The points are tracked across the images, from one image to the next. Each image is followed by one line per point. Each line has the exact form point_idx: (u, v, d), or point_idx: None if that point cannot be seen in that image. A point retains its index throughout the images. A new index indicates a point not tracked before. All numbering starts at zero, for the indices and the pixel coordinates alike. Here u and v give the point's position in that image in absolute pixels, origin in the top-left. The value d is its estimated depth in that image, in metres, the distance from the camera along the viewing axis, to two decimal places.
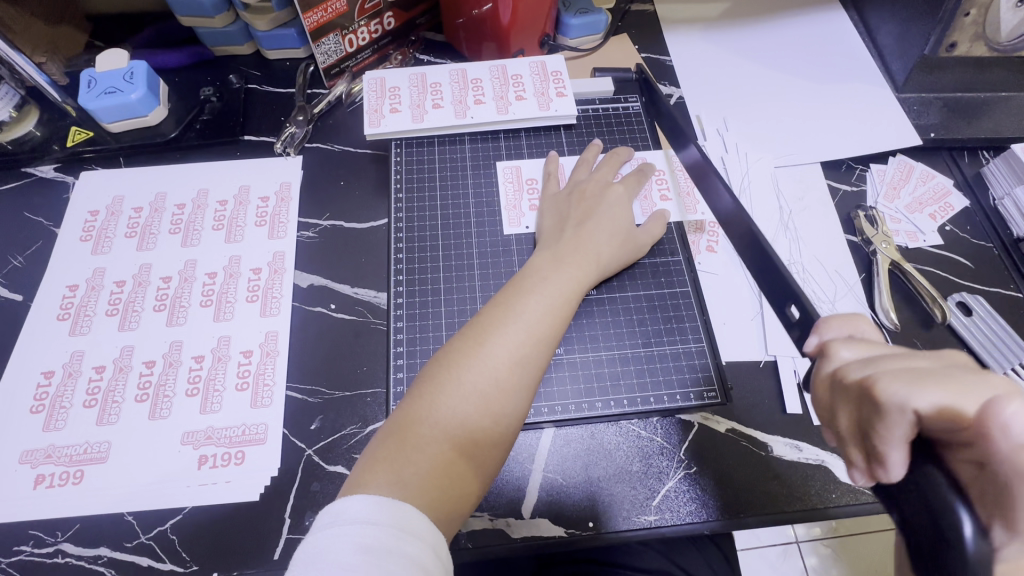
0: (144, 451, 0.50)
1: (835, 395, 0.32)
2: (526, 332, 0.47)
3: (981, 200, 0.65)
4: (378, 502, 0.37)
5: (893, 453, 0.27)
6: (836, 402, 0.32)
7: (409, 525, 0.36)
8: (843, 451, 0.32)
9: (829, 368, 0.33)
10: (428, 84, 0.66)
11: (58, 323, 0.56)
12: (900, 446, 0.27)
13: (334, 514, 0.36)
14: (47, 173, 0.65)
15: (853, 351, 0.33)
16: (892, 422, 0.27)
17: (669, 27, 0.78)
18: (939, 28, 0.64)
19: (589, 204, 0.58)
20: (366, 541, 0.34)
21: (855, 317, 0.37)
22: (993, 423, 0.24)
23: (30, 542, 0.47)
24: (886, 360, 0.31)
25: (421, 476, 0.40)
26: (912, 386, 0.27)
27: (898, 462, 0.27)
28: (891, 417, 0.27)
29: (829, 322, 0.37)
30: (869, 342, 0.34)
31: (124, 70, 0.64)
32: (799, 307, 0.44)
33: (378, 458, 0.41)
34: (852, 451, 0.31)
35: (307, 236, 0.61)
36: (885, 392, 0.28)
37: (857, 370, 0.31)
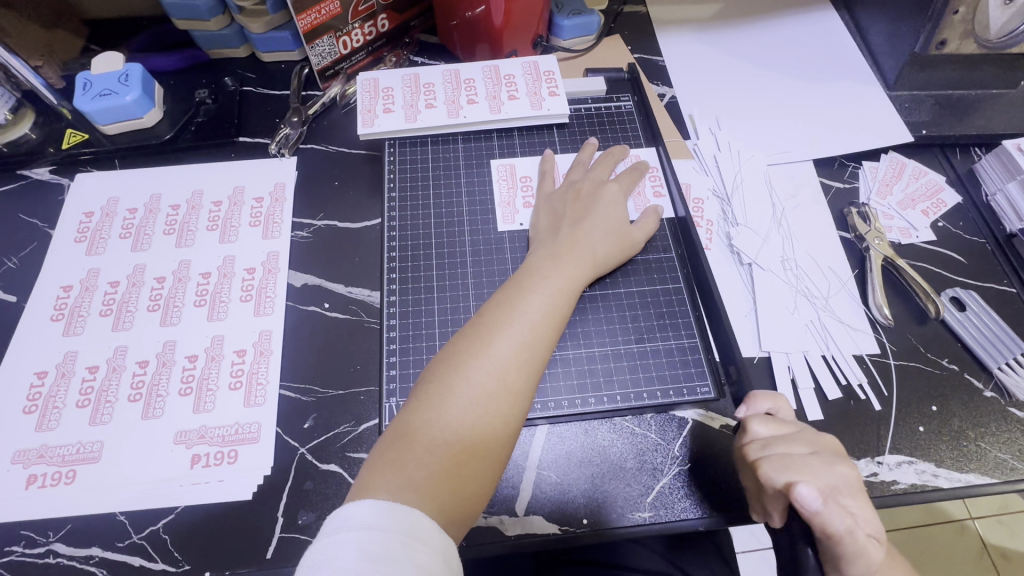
0: (137, 451, 0.50)
1: (745, 466, 0.45)
2: (529, 330, 0.47)
3: (974, 196, 0.65)
4: (384, 508, 0.37)
5: (775, 514, 0.42)
6: (743, 472, 0.46)
7: (416, 532, 0.36)
8: (750, 501, 0.46)
9: (743, 443, 0.45)
10: (421, 84, 0.67)
11: (52, 324, 0.56)
12: (778, 514, 0.42)
13: (343, 519, 0.36)
14: (42, 175, 0.65)
15: (765, 429, 0.45)
16: (771, 500, 0.41)
17: (662, 28, 0.79)
18: (928, 26, 0.64)
19: (583, 204, 0.58)
20: (371, 547, 0.34)
21: (775, 394, 0.48)
22: (796, 498, 0.38)
23: (22, 543, 0.47)
24: (779, 445, 0.43)
25: (430, 478, 0.40)
26: (784, 474, 0.40)
27: (776, 520, 0.42)
28: (771, 496, 0.41)
29: (755, 397, 0.48)
30: (782, 421, 0.46)
31: (119, 72, 0.64)
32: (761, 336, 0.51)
33: (386, 461, 0.41)
34: (754, 502, 0.45)
35: (301, 236, 0.62)
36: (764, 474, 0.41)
37: (755, 452, 0.43)
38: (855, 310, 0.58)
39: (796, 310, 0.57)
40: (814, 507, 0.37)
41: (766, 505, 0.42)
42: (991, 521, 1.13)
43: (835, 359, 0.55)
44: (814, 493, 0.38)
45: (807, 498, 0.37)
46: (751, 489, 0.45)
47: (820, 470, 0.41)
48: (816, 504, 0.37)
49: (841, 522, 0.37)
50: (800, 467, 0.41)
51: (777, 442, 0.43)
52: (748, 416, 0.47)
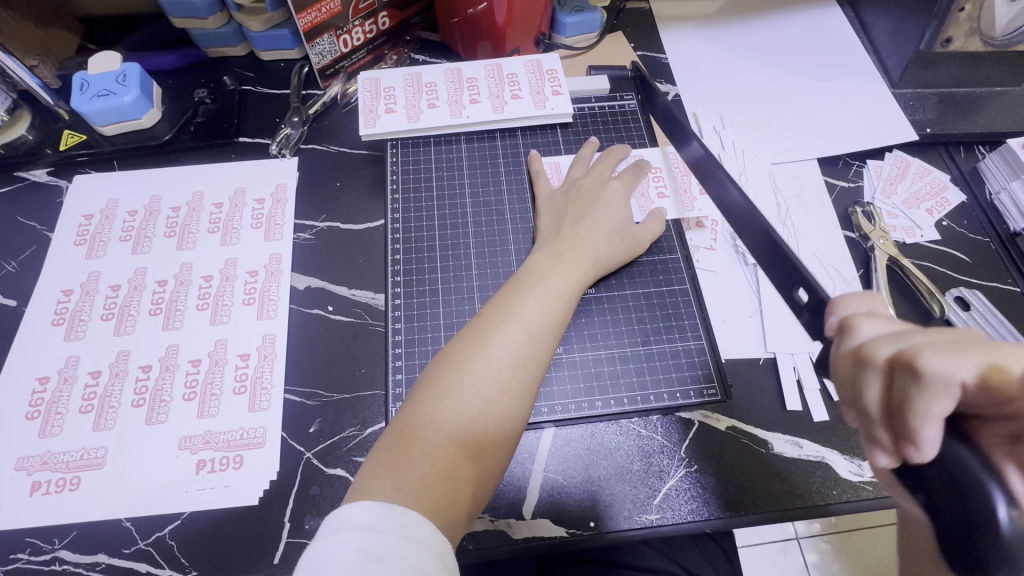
0: (142, 458, 0.49)
1: (863, 370, 0.32)
2: (528, 333, 0.47)
3: (978, 194, 0.65)
4: (380, 508, 0.36)
5: (931, 433, 0.27)
6: (859, 378, 0.32)
7: (412, 532, 0.36)
8: (866, 432, 0.32)
9: (852, 345, 0.33)
10: (423, 84, 0.66)
11: (53, 328, 0.55)
12: (938, 422, 0.27)
13: (339, 521, 0.36)
14: (40, 176, 0.64)
15: (873, 327, 0.33)
16: (934, 390, 0.27)
17: (664, 25, 0.78)
18: (934, 23, 0.64)
19: (586, 201, 0.58)
20: (369, 548, 0.34)
21: (872, 292, 0.37)
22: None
23: (27, 550, 0.46)
24: (913, 334, 0.31)
25: (428, 480, 0.40)
26: (956, 358, 0.27)
27: (931, 438, 0.27)
28: (933, 387, 0.27)
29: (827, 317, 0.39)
30: (886, 316, 0.34)
31: (117, 72, 0.63)
32: (807, 290, 0.43)
33: (382, 464, 0.41)
34: (879, 430, 0.31)
35: (304, 237, 0.61)
36: (928, 364, 0.27)
37: None
38: None
39: None
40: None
41: (917, 406, 0.27)
42: None
43: None
44: None
45: None
46: (876, 411, 0.31)
47: None
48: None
49: None
50: (978, 346, 0.27)
51: (911, 332, 0.31)
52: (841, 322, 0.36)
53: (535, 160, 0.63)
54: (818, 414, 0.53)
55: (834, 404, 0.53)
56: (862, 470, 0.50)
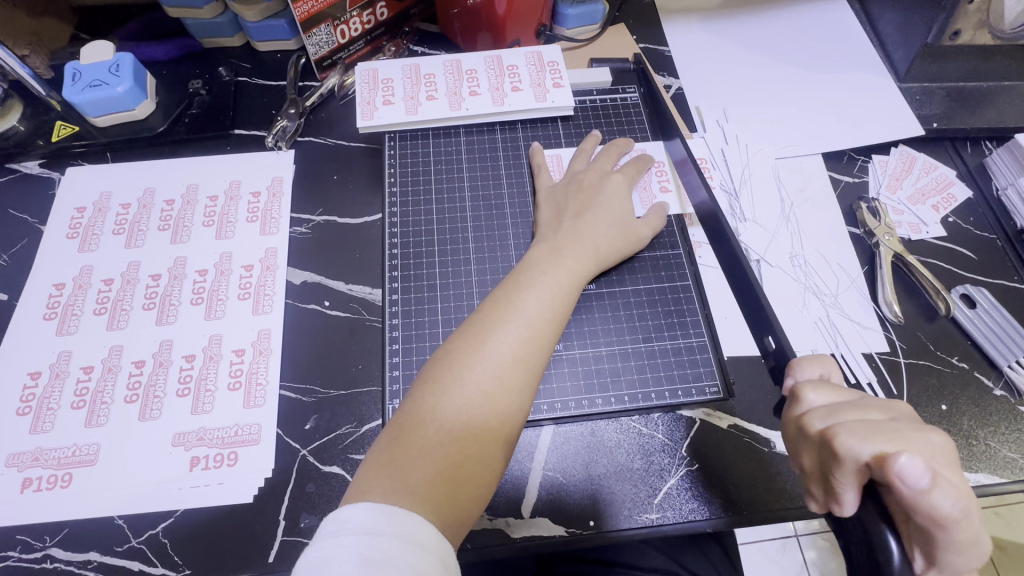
0: (135, 455, 0.49)
1: (802, 438, 0.37)
2: (528, 328, 0.46)
3: (984, 190, 0.64)
4: (379, 511, 0.36)
5: (849, 495, 0.32)
6: (799, 445, 0.37)
7: (413, 536, 0.35)
8: (804, 486, 0.37)
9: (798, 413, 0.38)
10: (422, 75, 0.65)
11: (44, 323, 0.54)
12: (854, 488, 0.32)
13: (337, 523, 0.35)
14: (32, 168, 0.63)
15: (816, 395, 0.38)
16: (847, 468, 0.32)
17: (667, 17, 0.77)
18: (942, 16, 0.63)
19: (587, 195, 0.57)
20: (369, 552, 0.33)
21: (824, 357, 0.41)
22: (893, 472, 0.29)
23: (18, 548, 0.46)
24: (844, 411, 0.36)
25: (428, 480, 0.39)
26: (867, 441, 0.32)
27: (850, 500, 0.32)
28: (846, 465, 0.32)
29: (801, 362, 0.42)
30: (833, 386, 0.39)
31: (110, 62, 0.62)
32: (774, 339, 0.50)
33: (380, 464, 0.40)
34: (812, 486, 0.36)
35: (300, 231, 0.60)
36: (844, 444, 0.32)
37: None
38: (865, 308, 0.57)
39: (805, 307, 0.57)
40: (919, 485, 0.28)
41: (836, 478, 0.33)
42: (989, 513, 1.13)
43: (843, 358, 0.54)
44: None
45: None
46: (810, 471, 0.36)
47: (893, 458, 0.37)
48: (922, 481, 0.28)
49: None
50: (888, 433, 0.32)
51: (842, 408, 0.36)
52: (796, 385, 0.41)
53: (536, 153, 0.62)
54: None
55: None
56: None
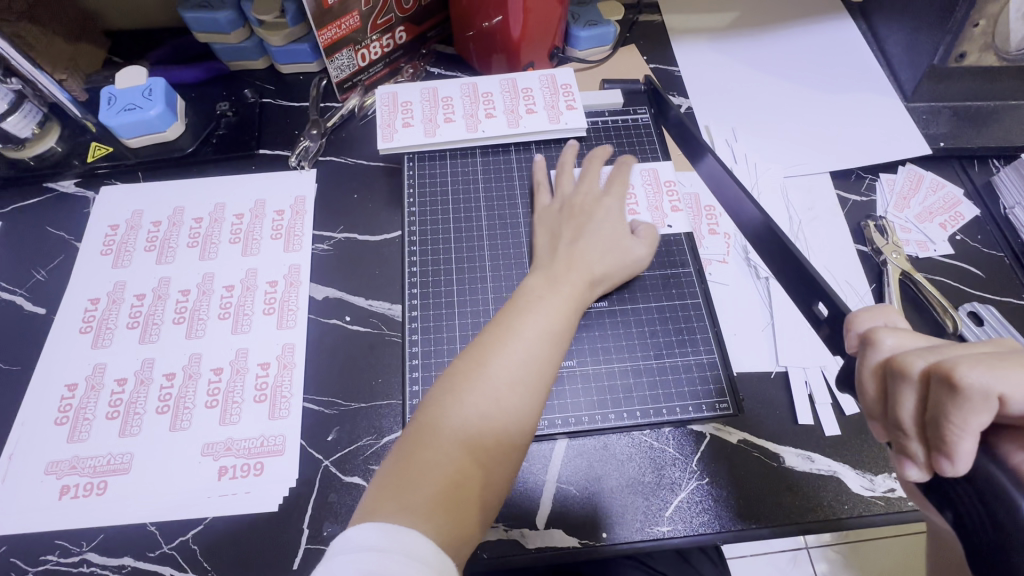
0: (167, 464, 0.51)
1: (896, 380, 0.33)
2: (527, 351, 0.48)
3: (991, 208, 0.65)
4: (385, 530, 0.38)
5: (968, 444, 0.29)
6: (894, 390, 0.33)
7: (417, 552, 0.37)
8: (906, 440, 0.33)
9: (880, 360, 0.34)
10: (440, 98, 0.67)
11: (80, 336, 0.57)
12: (973, 434, 0.29)
13: (344, 541, 0.37)
14: (68, 187, 0.66)
15: (898, 341, 0.35)
16: (969, 403, 0.29)
17: (677, 38, 0.79)
18: (948, 38, 0.64)
19: (579, 220, 0.57)
20: (373, 568, 0.35)
21: (884, 308, 0.39)
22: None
23: (56, 552, 0.48)
24: (946, 349, 0.32)
25: (431, 500, 0.40)
26: (992, 372, 0.29)
27: (965, 454, 0.29)
28: (976, 401, 0.29)
29: (859, 316, 0.39)
30: (906, 330, 0.36)
31: (143, 86, 0.65)
32: (827, 304, 0.47)
33: (386, 484, 0.42)
34: (913, 441, 0.33)
35: (322, 248, 0.62)
36: (965, 380, 0.29)
37: (921, 359, 0.32)
38: None
39: None
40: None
41: (960, 419, 0.29)
42: None
43: None
44: None
45: None
46: (911, 425, 0.33)
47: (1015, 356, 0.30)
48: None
49: None
50: (1013, 362, 0.29)
51: (948, 348, 0.32)
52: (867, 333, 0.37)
53: (540, 170, 0.64)
54: (830, 429, 0.53)
55: (846, 418, 0.53)
56: (873, 485, 0.51)
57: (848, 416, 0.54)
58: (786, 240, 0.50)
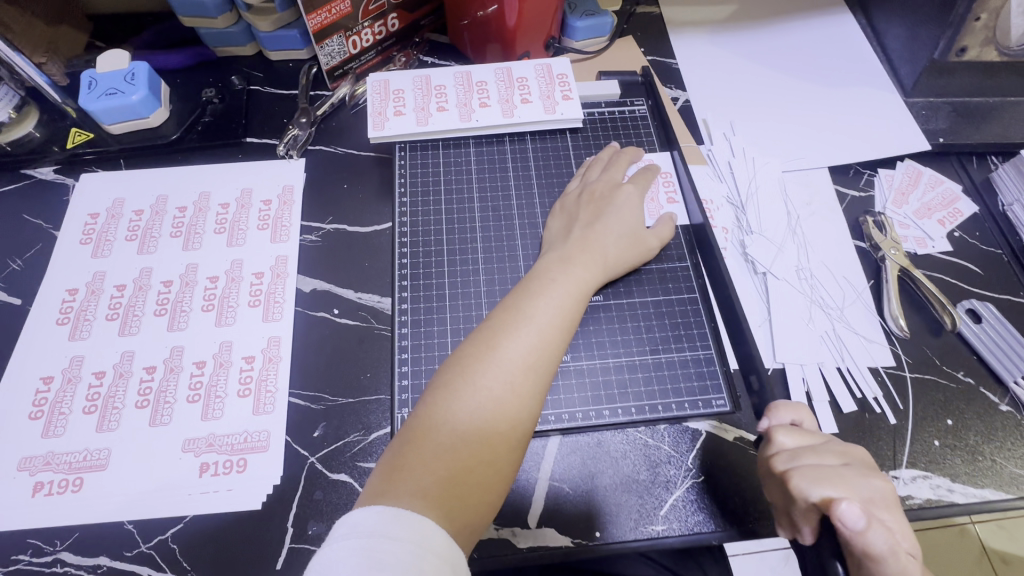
0: (146, 460, 0.49)
1: (770, 475, 0.44)
2: (539, 334, 0.47)
3: (990, 205, 0.64)
4: (392, 515, 0.36)
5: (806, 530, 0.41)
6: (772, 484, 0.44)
7: (426, 540, 0.35)
8: (776, 515, 0.45)
9: (769, 453, 0.45)
10: (432, 87, 0.66)
11: (58, 328, 0.55)
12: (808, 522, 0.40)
13: (349, 526, 0.36)
14: (46, 174, 0.64)
15: (787, 438, 0.45)
16: (800, 506, 0.41)
17: (675, 30, 0.78)
18: (949, 32, 0.63)
19: (597, 205, 0.57)
20: (379, 556, 0.34)
21: (796, 403, 0.48)
22: (835, 517, 0.36)
23: (28, 551, 0.46)
24: (805, 455, 0.43)
25: (441, 483, 0.39)
26: (816, 484, 0.40)
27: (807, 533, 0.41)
28: (799, 504, 0.40)
29: (777, 408, 0.48)
30: (802, 431, 0.45)
31: (125, 71, 0.63)
32: (760, 371, 0.53)
33: (394, 468, 0.40)
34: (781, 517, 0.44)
35: (310, 239, 0.61)
36: (795, 487, 0.41)
37: (783, 463, 0.43)
38: (870, 322, 0.57)
39: (812, 320, 0.57)
40: (857, 525, 0.36)
41: (795, 514, 0.41)
42: (991, 525, 1.16)
43: (849, 371, 0.55)
44: (857, 510, 0.36)
45: (849, 517, 0.36)
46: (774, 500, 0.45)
47: (851, 481, 0.41)
48: (857, 524, 0.36)
49: (883, 542, 0.36)
50: (834, 479, 0.41)
51: (806, 453, 0.43)
52: (771, 427, 0.46)
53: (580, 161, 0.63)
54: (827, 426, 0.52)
55: (844, 416, 0.53)
56: None
57: (846, 413, 0.53)
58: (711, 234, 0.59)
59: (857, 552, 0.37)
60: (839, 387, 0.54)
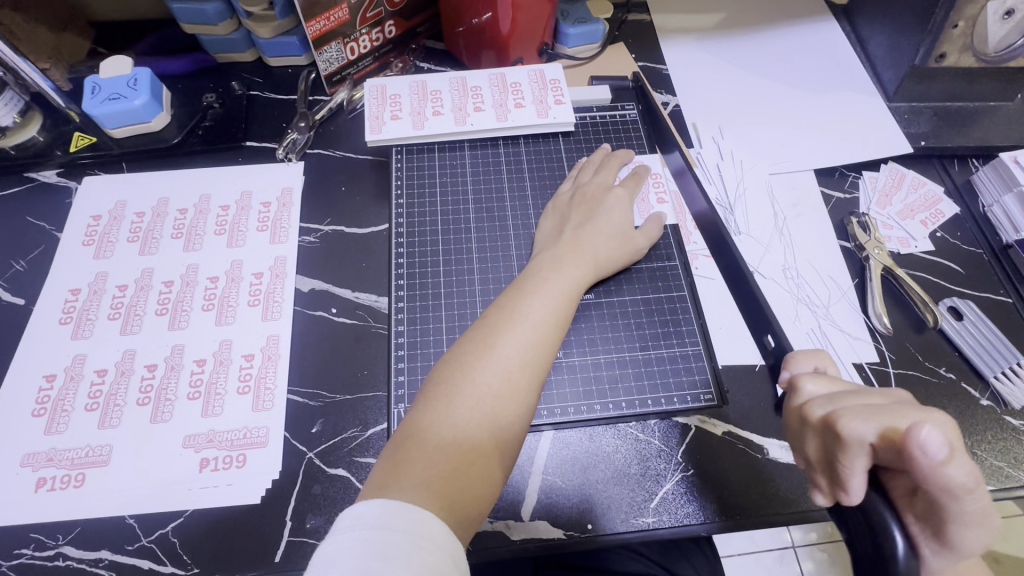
0: (147, 455, 0.50)
1: (804, 425, 0.38)
2: (534, 331, 0.48)
3: (971, 206, 0.66)
4: (394, 507, 0.37)
5: (857, 480, 0.33)
6: (804, 435, 0.38)
7: (428, 532, 0.36)
8: (811, 474, 0.38)
9: (798, 403, 0.39)
10: (428, 92, 0.67)
11: (60, 327, 0.56)
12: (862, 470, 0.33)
13: (351, 519, 0.37)
14: (49, 177, 0.65)
15: (816, 386, 0.39)
16: (852, 452, 0.33)
17: (665, 37, 0.80)
18: (928, 39, 0.65)
19: (589, 207, 0.59)
20: (382, 546, 0.35)
21: (816, 352, 0.43)
22: (913, 443, 0.29)
23: (31, 545, 0.47)
24: (845, 399, 0.36)
25: (443, 476, 0.40)
26: (866, 421, 0.33)
27: (857, 487, 0.33)
28: (851, 448, 0.33)
29: (796, 357, 0.44)
30: (829, 377, 0.40)
31: (128, 76, 0.65)
32: (774, 339, 0.52)
33: (397, 462, 0.41)
34: (819, 476, 0.37)
35: (308, 241, 0.62)
36: (844, 427, 0.33)
37: (821, 408, 0.36)
38: (855, 320, 0.59)
39: (799, 317, 0.59)
40: (938, 456, 0.28)
41: (843, 464, 0.33)
42: None
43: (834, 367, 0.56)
44: (940, 437, 0.28)
45: (930, 444, 0.28)
46: (816, 460, 0.37)
47: (911, 414, 0.32)
48: (939, 452, 0.28)
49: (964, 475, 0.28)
50: (888, 412, 0.33)
51: (846, 395, 0.37)
52: (792, 377, 0.42)
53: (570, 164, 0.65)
54: None
55: None
56: None
57: None
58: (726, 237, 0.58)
59: (932, 489, 0.29)
60: None
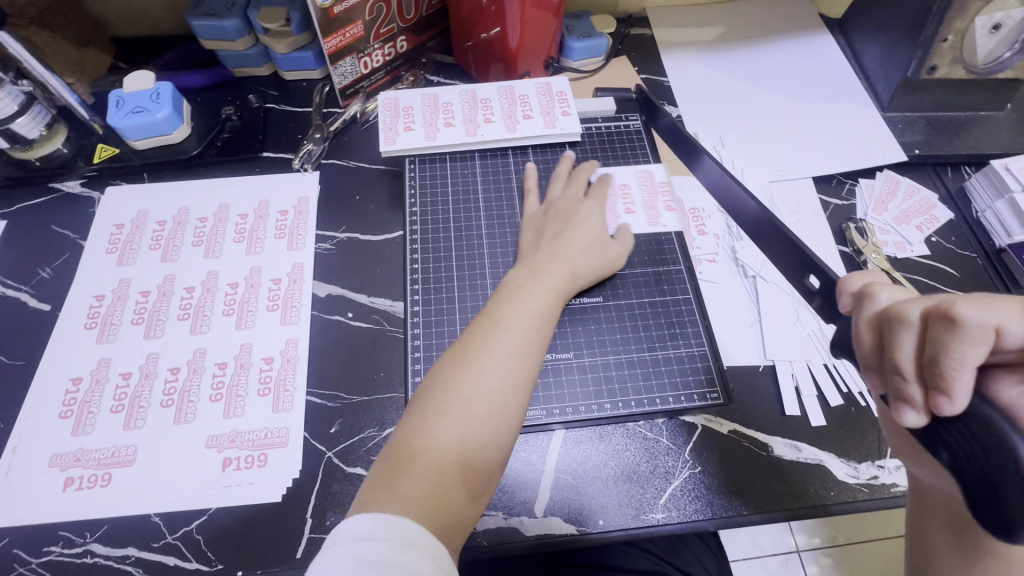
0: (172, 455, 0.52)
1: (887, 325, 0.35)
2: (513, 340, 0.50)
3: (965, 212, 0.68)
4: (380, 520, 0.39)
5: (964, 379, 0.31)
6: (892, 335, 0.34)
7: (411, 540, 0.38)
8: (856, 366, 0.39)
9: (876, 311, 0.36)
10: (439, 104, 0.70)
11: (85, 332, 0.58)
12: (970, 368, 0.30)
13: (337, 533, 0.39)
14: (73, 187, 0.68)
15: (891, 294, 0.36)
16: (966, 334, 0.30)
17: (666, 50, 0.82)
18: (919, 51, 0.68)
19: (564, 218, 0.61)
20: (365, 555, 0.36)
21: (872, 272, 0.42)
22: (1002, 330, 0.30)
23: (60, 543, 0.48)
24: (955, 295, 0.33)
25: (430, 486, 0.42)
26: (986, 308, 0.30)
27: (963, 389, 0.31)
28: (973, 331, 0.30)
29: (848, 280, 0.41)
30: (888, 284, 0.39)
31: (151, 90, 0.67)
32: (818, 276, 0.49)
33: (381, 477, 0.43)
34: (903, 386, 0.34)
35: (325, 247, 0.64)
36: (964, 313, 0.30)
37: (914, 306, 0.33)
38: None
39: (799, 319, 0.60)
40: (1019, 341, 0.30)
41: (955, 351, 0.31)
42: None
43: (836, 368, 0.58)
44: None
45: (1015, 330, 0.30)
46: (910, 369, 0.33)
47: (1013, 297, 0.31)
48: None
49: None
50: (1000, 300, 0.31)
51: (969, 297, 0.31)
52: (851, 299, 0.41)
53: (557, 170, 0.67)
54: (815, 419, 0.55)
55: (831, 409, 0.56)
56: (858, 472, 0.53)
57: (832, 406, 0.56)
58: (780, 225, 0.52)
59: None
60: (825, 382, 0.57)
